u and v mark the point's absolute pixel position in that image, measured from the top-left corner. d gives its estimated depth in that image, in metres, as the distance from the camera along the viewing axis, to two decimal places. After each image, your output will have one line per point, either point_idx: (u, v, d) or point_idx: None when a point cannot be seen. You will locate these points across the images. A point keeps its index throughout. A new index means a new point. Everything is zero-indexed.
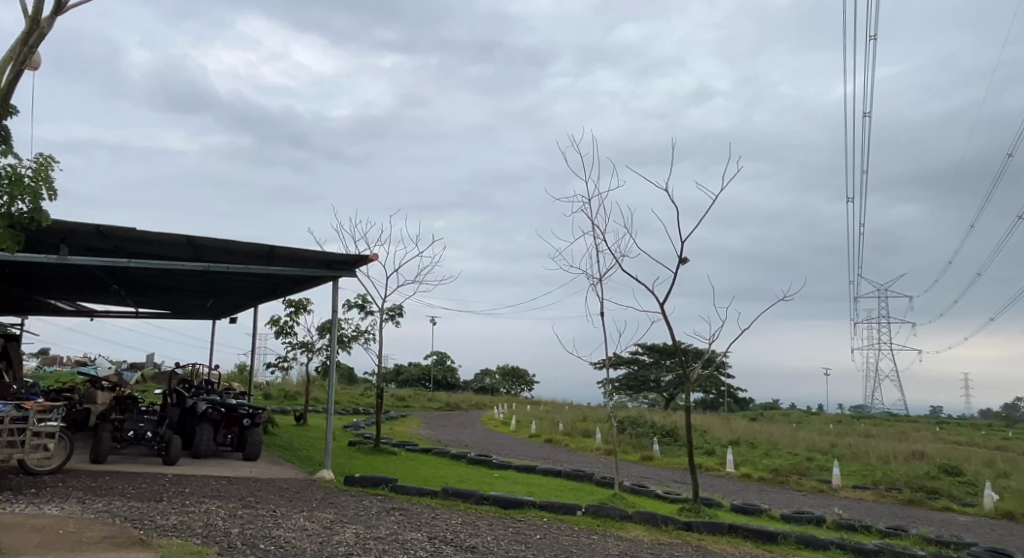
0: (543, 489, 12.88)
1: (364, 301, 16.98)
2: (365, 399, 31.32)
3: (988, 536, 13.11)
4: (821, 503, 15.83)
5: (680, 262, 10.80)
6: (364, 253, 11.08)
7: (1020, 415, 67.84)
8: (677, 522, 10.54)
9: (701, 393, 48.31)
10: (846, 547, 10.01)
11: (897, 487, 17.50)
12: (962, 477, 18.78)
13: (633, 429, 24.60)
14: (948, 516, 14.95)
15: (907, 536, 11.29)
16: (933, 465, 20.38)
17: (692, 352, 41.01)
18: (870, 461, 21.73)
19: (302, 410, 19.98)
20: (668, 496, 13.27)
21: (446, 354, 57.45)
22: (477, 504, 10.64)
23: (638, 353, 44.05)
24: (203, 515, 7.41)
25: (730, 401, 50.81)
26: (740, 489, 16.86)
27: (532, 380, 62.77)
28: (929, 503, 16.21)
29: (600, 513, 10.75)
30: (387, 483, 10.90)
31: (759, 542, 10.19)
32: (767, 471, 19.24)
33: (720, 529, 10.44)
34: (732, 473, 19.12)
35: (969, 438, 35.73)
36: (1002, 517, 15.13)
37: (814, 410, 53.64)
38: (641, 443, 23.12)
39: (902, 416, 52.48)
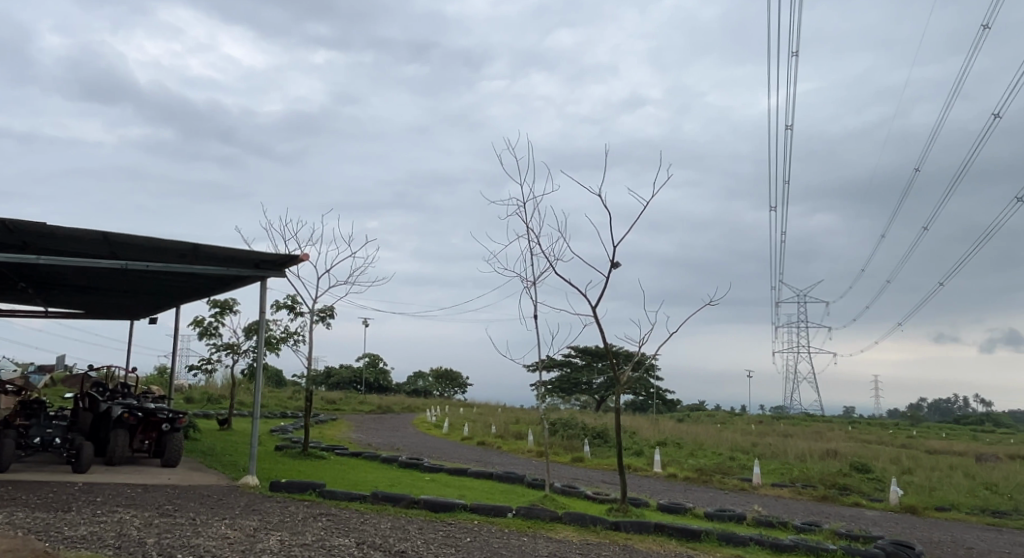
0: (475, 492, 12.86)
1: (294, 302, 16.59)
2: (293, 403, 30.59)
3: (893, 529, 13.89)
4: (742, 500, 16.44)
5: (612, 266, 11.07)
6: (294, 254, 10.85)
7: (924, 414, 72.08)
8: (605, 523, 10.74)
9: (631, 395, 49.38)
10: (765, 543, 10.41)
11: (811, 485, 18.34)
12: (870, 473, 19.83)
13: (565, 431, 24.89)
14: (858, 512, 15.77)
15: (820, 532, 11.84)
16: (845, 462, 21.47)
17: (622, 354, 41.87)
18: (788, 459, 22.69)
19: (226, 413, 19.31)
20: (597, 497, 13.50)
21: (379, 356, 56.78)
22: (407, 508, 10.54)
23: (571, 356, 44.67)
24: (116, 525, 7.08)
25: (658, 403, 51.99)
26: (666, 488, 17.30)
27: (466, 382, 62.69)
28: (841, 499, 17.05)
29: (531, 515, 10.82)
30: (315, 488, 10.67)
31: (684, 540, 10.49)
32: (692, 471, 19.81)
33: (647, 528, 10.68)
34: (659, 473, 19.61)
35: (877, 436, 37.74)
36: (905, 511, 16.08)
37: (737, 411, 55.69)
38: (572, 445, 23.43)
39: (818, 416, 55.08)
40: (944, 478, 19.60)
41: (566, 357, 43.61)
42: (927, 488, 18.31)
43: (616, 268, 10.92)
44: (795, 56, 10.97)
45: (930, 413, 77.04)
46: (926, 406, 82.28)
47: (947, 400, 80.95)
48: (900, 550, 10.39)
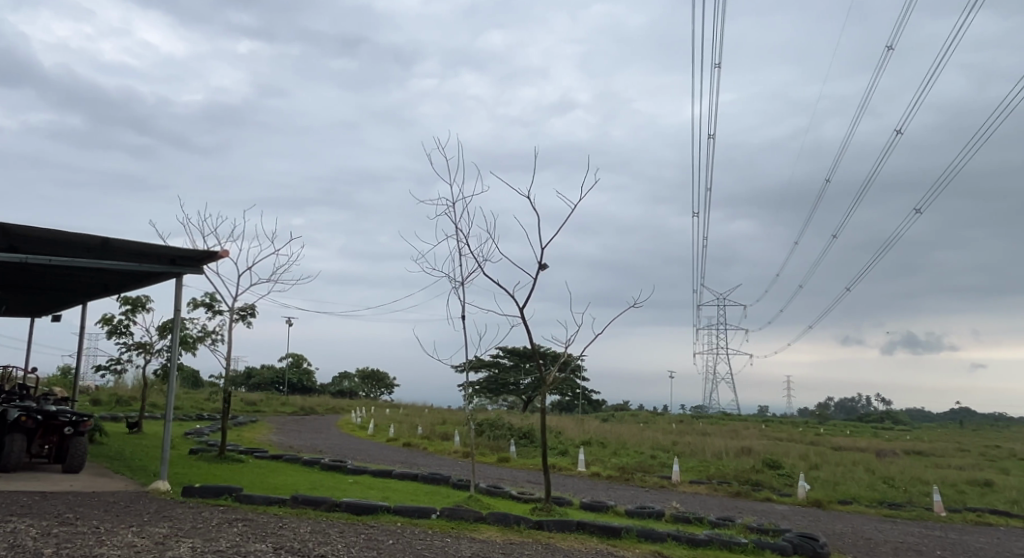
0: (399, 494, 12.75)
1: (212, 300, 16.01)
2: (210, 404, 29.48)
3: (800, 523, 14.60)
4: (661, 497, 16.94)
5: (539, 267, 11.20)
6: (213, 250, 10.50)
7: (831, 413, 76.09)
8: (528, 522, 10.84)
9: (557, 395, 50.03)
10: (681, 538, 10.74)
11: (726, 481, 19.06)
12: (781, 470, 20.75)
13: (491, 431, 25.00)
14: (769, 506, 16.51)
15: (733, 526, 12.33)
16: (758, 459, 22.43)
17: (549, 355, 42.37)
18: (706, 457, 23.51)
19: (137, 415, 18.43)
20: (522, 497, 13.60)
21: (303, 356, 55.44)
22: (328, 511, 10.35)
23: (499, 357, 44.89)
24: (10, 536, 6.65)
25: (584, 403, 52.80)
26: (590, 487, 17.62)
27: (392, 383, 61.92)
28: (754, 494, 17.78)
29: (454, 516, 10.81)
30: (230, 492, 10.33)
31: (604, 537, 10.70)
32: (615, 469, 20.24)
33: (569, 527, 10.86)
34: (583, 472, 19.93)
35: (789, 434, 39.54)
36: (812, 505, 16.93)
37: (659, 411, 57.32)
38: (498, 445, 23.53)
39: (735, 416, 57.31)
40: (847, 473, 20.73)
41: (494, 358, 43.78)
42: (831, 483, 19.33)
43: (543, 269, 11.14)
44: (719, 67, 12.01)
45: (838, 412, 81.40)
46: (833, 406, 86.71)
47: (851, 400, 85.58)
48: (806, 542, 10.93)
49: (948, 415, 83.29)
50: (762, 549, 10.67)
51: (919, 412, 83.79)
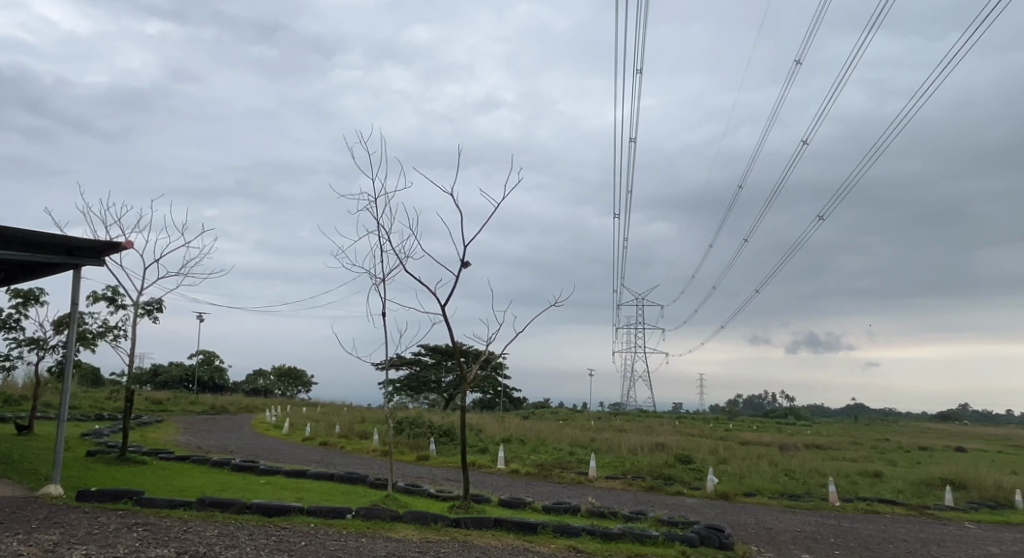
0: (313, 494, 12.45)
1: (114, 293, 15.17)
2: (112, 404, 27.88)
3: (708, 515, 15.20)
4: (577, 493, 17.27)
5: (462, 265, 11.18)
6: (115, 241, 9.97)
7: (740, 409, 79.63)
8: (446, 520, 10.82)
9: (479, 393, 50.15)
10: (595, 532, 10.98)
11: (641, 476, 19.61)
12: (692, 464, 21.54)
13: (411, 429, 24.77)
14: (680, 499, 17.10)
15: (645, 520, 12.71)
16: (671, 454, 23.20)
17: (471, 353, 42.38)
18: (621, 452, 24.11)
19: (28, 415, 17.25)
20: (440, 495, 13.54)
21: (215, 353, 53.21)
22: (238, 514, 9.99)
23: (420, 354, 44.60)
24: None
25: (505, 401, 53.00)
26: (508, 484, 17.73)
27: (310, 380, 60.11)
28: (665, 488, 18.37)
29: (370, 515, 10.67)
30: (130, 496, 9.82)
31: (521, 533, 10.81)
32: (533, 466, 20.48)
33: (486, 524, 10.91)
34: (502, 469, 20.04)
35: (700, 429, 41.06)
36: (719, 497, 17.66)
37: (578, 408, 58.38)
38: (418, 443, 23.36)
39: (651, 412, 59.06)
40: (752, 467, 21.74)
41: (416, 356, 43.45)
42: (738, 476, 20.23)
43: (466, 267, 11.18)
44: (639, 73, 12.33)
45: (746, 408, 85.28)
46: (741, 402, 90.69)
47: (758, 396, 89.95)
48: (713, 533, 11.38)
49: (845, 411, 88.62)
50: (672, 541, 11.04)
51: (819, 408, 88.78)
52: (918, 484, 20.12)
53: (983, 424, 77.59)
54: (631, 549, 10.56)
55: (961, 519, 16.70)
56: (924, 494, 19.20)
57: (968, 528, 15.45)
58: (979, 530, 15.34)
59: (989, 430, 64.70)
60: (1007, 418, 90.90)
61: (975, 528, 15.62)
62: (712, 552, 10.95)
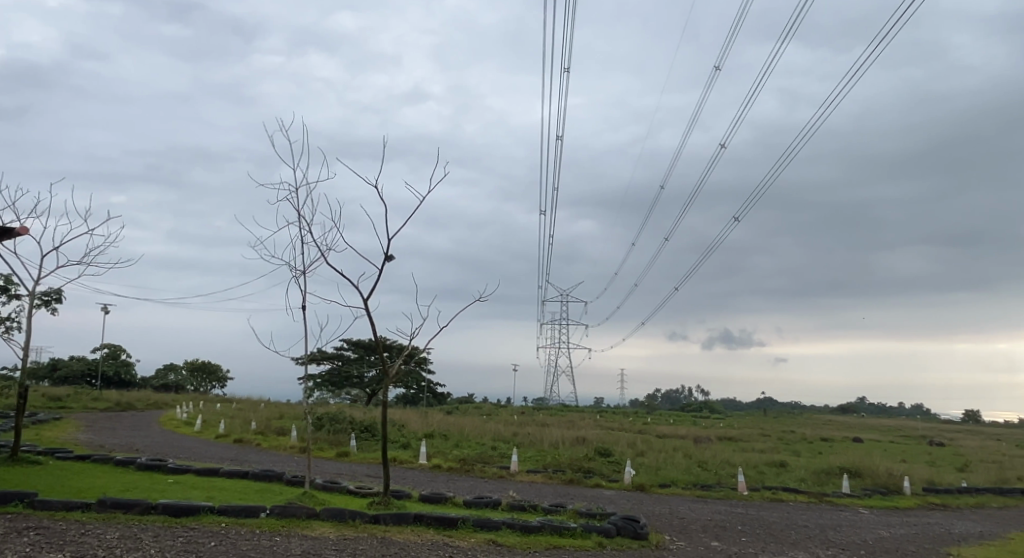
0: (225, 493, 12.01)
1: (8, 283, 14.18)
2: (4, 401, 26.03)
3: (624, 506, 15.59)
4: (499, 487, 17.38)
5: (386, 259, 11.05)
6: (10, 227, 9.31)
7: (658, 403, 82.11)
8: (364, 517, 10.67)
9: (402, 388, 49.69)
10: (515, 526, 11.06)
11: (561, 469, 19.92)
12: (611, 457, 22.04)
13: (331, 425, 24.27)
14: (598, 492, 17.48)
15: (564, 512, 12.91)
16: (591, 448, 23.69)
17: (395, 348, 41.90)
18: (543, 447, 24.41)
19: None
20: (359, 491, 13.34)
21: (121, 347, 50.56)
22: (142, 515, 9.52)
23: (342, 349, 43.80)
24: None
25: (428, 396, 52.69)
26: (430, 479, 17.66)
27: (225, 375, 57.99)
28: (585, 481, 18.70)
29: (285, 513, 10.41)
30: (22, 499, 9.21)
31: (441, 528, 10.79)
32: (455, 461, 20.46)
33: (405, 519, 10.82)
34: (424, 464, 19.92)
35: (620, 423, 42.05)
36: (636, 489, 18.16)
37: (503, 403, 58.74)
38: (338, 440, 22.91)
39: (573, 407, 60.08)
40: (667, 459, 22.46)
41: (338, 351, 42.63)
42: (654, 468, 20.84)
43: (390, 261, 11.07)
44: (566, 72, 12.48)
45: (664, 402, 88.18)
46: (659, 396, 93.59)
47: (675, 390, 93.11)
48: (629, 524, 11.68)
49: (756, 404, 92.77)
50: (590, 532, 11.26)
51: (732, 402, 92.60)
52: (819, 473, 21.31)
53: (880, 416, 82.86)
54: (550, 542, 10.71)
55: (856, 505, 17.80)
56: (824, 482, 20.36)
57: (861, 513, 16.48)
58: (871, 515, 16.36)
59: (885, 421, 69.22)
60: (902, 410, 97.42)
61: (869, 513, 16.68)
62: (628, 542, 11.24)
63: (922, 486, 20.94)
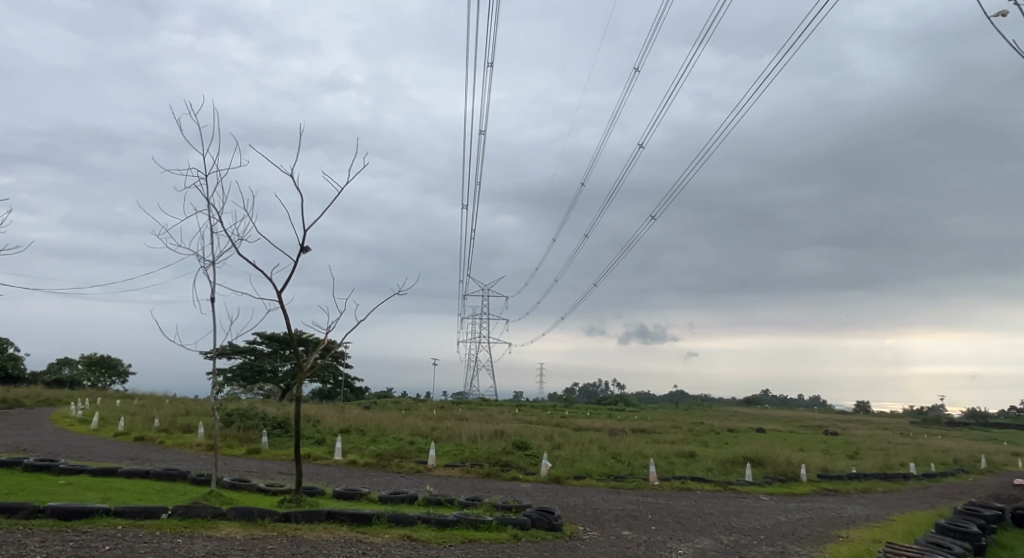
0: (123, 494, 11.41)
1: None
2: None
3: (540, 498, 15.80)
4: (415, 482, 17.26)
5: (301, 250, 10.75)
6: None
7: (576, 397, 83.71)
8: (274, 514, 10.36)
9: (318, 383, 48.63)
10: (431, 520, 11.00)
11: (479, 463, 20.00)
12: (528, 450, 22.26)
13: (241, 422, 23.43)
14: (515, 485, 17.63)
15: (480, 506, 12.96)
16: (509, 441, 23.91)
17: (311, 342, 40.90)
18: (461, 441, 24.43)
19: None
20: (270, 489, 12.93)
21: (9, 340, 47.12)
22: (27, 519, 8.93)
23: (255, 343, 42.40)
24: None
25: (346, 391, 51.68)
26: (345, 475, 17.32)
27: (126, 370, 55.06)
28: (502, 475, 18.82)
29: (189, 513, 9.99)
30: None
31: (354, 524, 10.63)
32: (372, 457, 20.14)
33: (318, 517, 10.58)
34: (339, 460, 19.54)
35: (538, 417, 42.58)
36: (552, 481, 18.46)
37: (422, 398, 58.41)
38: (248, 436, 22.14)
39: (493, 401, 60.35)
40: (583, 451, 22.92)
41: (250, 345, 41.24)
42: (569, 460, 21.24)
43: (307, 252, 10.79)
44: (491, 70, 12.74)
45: (582, 396, 90.02)
46: (577, 391, 95.34)
47: (593, 385, 95.13)
48: (544, 516, 11.85)
49: (669, 398, 95.90)
50: (505, 525, 11.37)
51: (646, 396, 95.44)
52: (724, 463, 22.29)
53: (782, 408, 87.57)
54: (465, 535, 10.74)
55: (757, 492, 18.72)
56: (729, 471, 21.33)
57: (762, 500, 17.34)
58: (772, 501, 17.24)
59: (786, 412, 73.12)
60: (801, 402, 103.17)
61: (769, 500, 17.58)
62: (543, 534, 11.41)
63: (817, 473, 22.26)
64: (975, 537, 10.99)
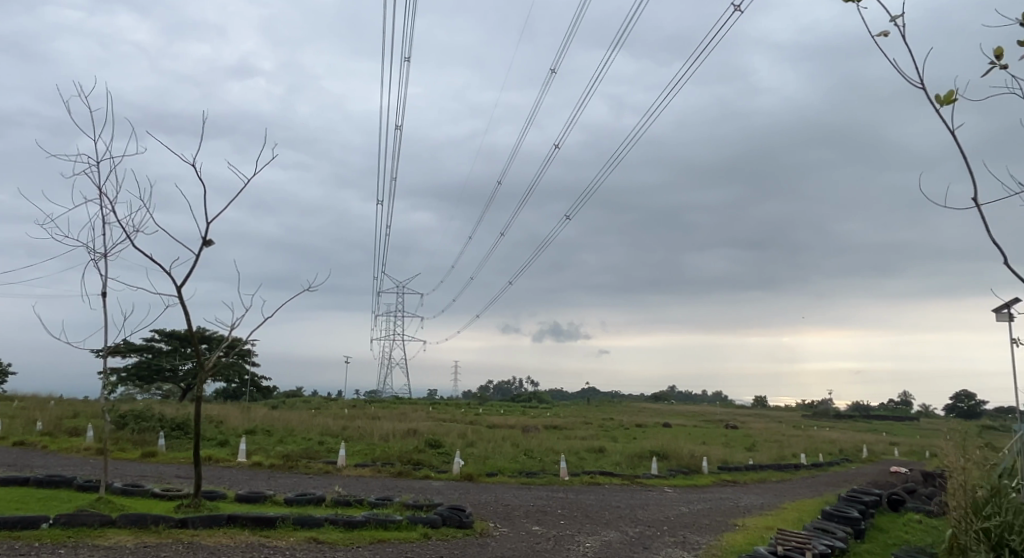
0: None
1: None
2: None
3: (451, 496, 15.75)
4: (324, 482, 16.85)
5: (204, 244, 10.27)
6: None
7: (490, 395, 83.89)
8: (169, 521, 9.85)
9: (222, 382, 46.75)
10: (338, 521, 10.77)
11: (390, 462, 19.73)
12: (440, 448, 22.13)
13: (136, 423, 22.13)
14: (427, 483, 17.50)
15: (390, 505, 12.79)
16: (421, 439, 23.71)
17: (214, 340, 39.18)
18: (373, 440, 24.03)
19: None
20: (166, 494, 12.29)
21: None
22: None
23: (153, 340, 40.25)
24: None
25: (252, 390, 49.81)
26: (248, 478, 16.68)
27: (6, 370, 51.03)
28: (414, 473, 18.65)
29: (74, 522, 9.37)
30: None
31: (257, 529, 10.25)
32: (278, 458, 19.49)
33: (217, 522, 10.15)
34: (243, 462, 18.81)
35: (452, 414, 42.36)
36: (464, 479, 18.46)
37: (334, 397, 57.09)
38: (144, 439, 20.96)
39: (406, 399, 59.69)
40: (496, 449, 23.04)
41: (147, 343, 39.12)
42: (482, 457, 21.32)
43: (208, 246, 10.29)
44: (416, 67, 12.95)
45: (495, 393, 90.25)
46: (492, 388, 95.74)
47: (506, 382, 95.80)
48: (454, 514, 11.82)
49: (580, 395, 97.70)
50: (415, 524, 11.27)
51: (559, 392, 96.92)
52: (631, 457, 22.95)
53: (687, 403, 90.95)
54: (374, 536, 10.57)
55: (662, 485, 19.39)
56: (636, 465, 21.99)
57: (667, 492, 17.97)
58: (675, 493, 17.90)
59: (690, 407, 76.00)
60: (704, 398, 107.64)
61: (672, 492, 18.24)
62: (453, 532, 11.38)
63: (717, 465, 23.28)
64: (855, 521, 11.80)
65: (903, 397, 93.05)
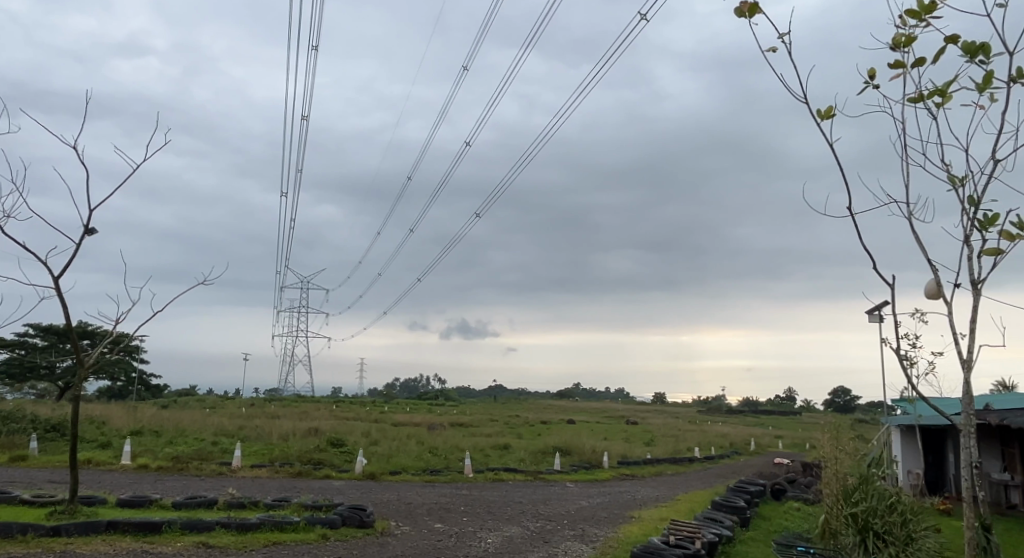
0: None
1: None
2: None
3: (353, 496, 15.45)
4: (216, 484, 16.12)
5: (85, 231, 9.56)
6: None
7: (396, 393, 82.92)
8: (40, 529, 9.15)
9: (106, 380, 43.95)
10: (230, 524, 10.31)
11: (289, 462, 19.13)
12: (343, 447, 21.64)
13: (5, 425, 20.36)
14: (327, 483, 17.07)
15: (287, 506, 12.37)
16: (323, 438, 23.09)
17: (98, 336, 36.78)
18: (271, 440, 23.19)
19: None
20: (37, 500, 11.37)
21: None
22: None
23: (28, 336, 37.30)
24: None
25: (140, 389, 47.07)
26: (132, 481, 15.69)
27: None
28: (314, 473, 18.16)
29: None
30: None
31: (140, 535, 9.65)
32: (166, 460, 18.44)
33: (95, 528, 9.50)
34: (127, 465, 17.66)
35: (356, 413, 41.59)
36: (366, 478, 18.13)
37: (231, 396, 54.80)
38: (14, 442, 19.33)
39: (308, 397, 58.08)
40: (400, 447, 22.75)
41: (20, 339, 36.15)
42: (385, 456, 21.00)
43: (90, 234, 9.59)
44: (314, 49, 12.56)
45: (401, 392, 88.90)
46: (398, 386, 94.84)
47: (413, 380, 95.07)
48: (355, 513, 11.59)
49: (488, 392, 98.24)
50: (313, 525, 10.97)
51: (466, 390, 97.03)
52: (535, 453, 23.28)
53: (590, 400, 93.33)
54: (268, 538, 10.20)
55: (564, 480, 19.75)
56: (539, 461, 22.34)
57: (568, 487, 18.32)
58: (576, 488, 18.30)
59: (593, 404, 78.09)
60: (607, 395, 110.71)
61: (573, 486, 18.63)
62: (353, 532, 11.15)
63: (617, 459, 23.99)
64: (741, 510, 12.45)
65: (788, 393, 99.25)
